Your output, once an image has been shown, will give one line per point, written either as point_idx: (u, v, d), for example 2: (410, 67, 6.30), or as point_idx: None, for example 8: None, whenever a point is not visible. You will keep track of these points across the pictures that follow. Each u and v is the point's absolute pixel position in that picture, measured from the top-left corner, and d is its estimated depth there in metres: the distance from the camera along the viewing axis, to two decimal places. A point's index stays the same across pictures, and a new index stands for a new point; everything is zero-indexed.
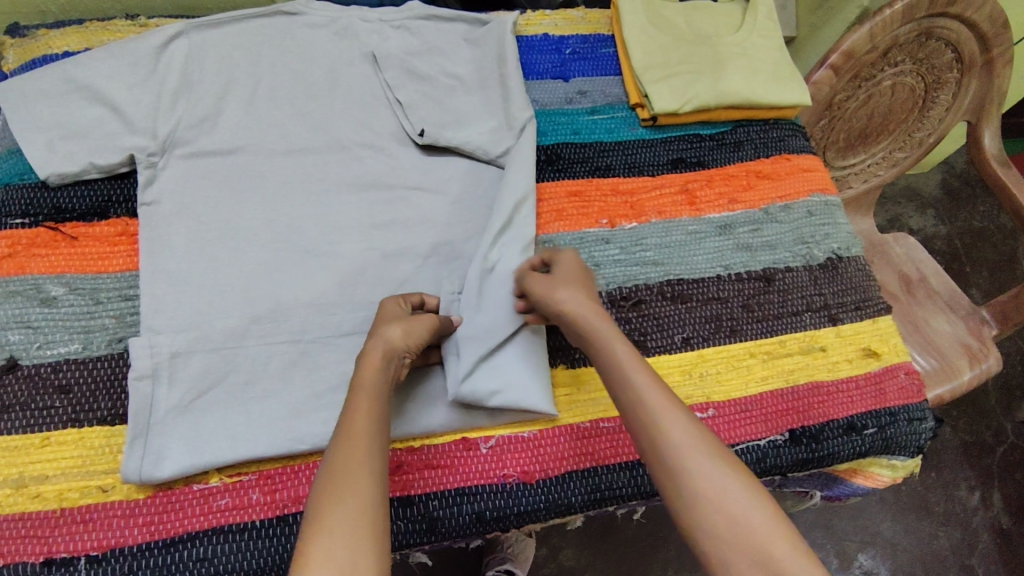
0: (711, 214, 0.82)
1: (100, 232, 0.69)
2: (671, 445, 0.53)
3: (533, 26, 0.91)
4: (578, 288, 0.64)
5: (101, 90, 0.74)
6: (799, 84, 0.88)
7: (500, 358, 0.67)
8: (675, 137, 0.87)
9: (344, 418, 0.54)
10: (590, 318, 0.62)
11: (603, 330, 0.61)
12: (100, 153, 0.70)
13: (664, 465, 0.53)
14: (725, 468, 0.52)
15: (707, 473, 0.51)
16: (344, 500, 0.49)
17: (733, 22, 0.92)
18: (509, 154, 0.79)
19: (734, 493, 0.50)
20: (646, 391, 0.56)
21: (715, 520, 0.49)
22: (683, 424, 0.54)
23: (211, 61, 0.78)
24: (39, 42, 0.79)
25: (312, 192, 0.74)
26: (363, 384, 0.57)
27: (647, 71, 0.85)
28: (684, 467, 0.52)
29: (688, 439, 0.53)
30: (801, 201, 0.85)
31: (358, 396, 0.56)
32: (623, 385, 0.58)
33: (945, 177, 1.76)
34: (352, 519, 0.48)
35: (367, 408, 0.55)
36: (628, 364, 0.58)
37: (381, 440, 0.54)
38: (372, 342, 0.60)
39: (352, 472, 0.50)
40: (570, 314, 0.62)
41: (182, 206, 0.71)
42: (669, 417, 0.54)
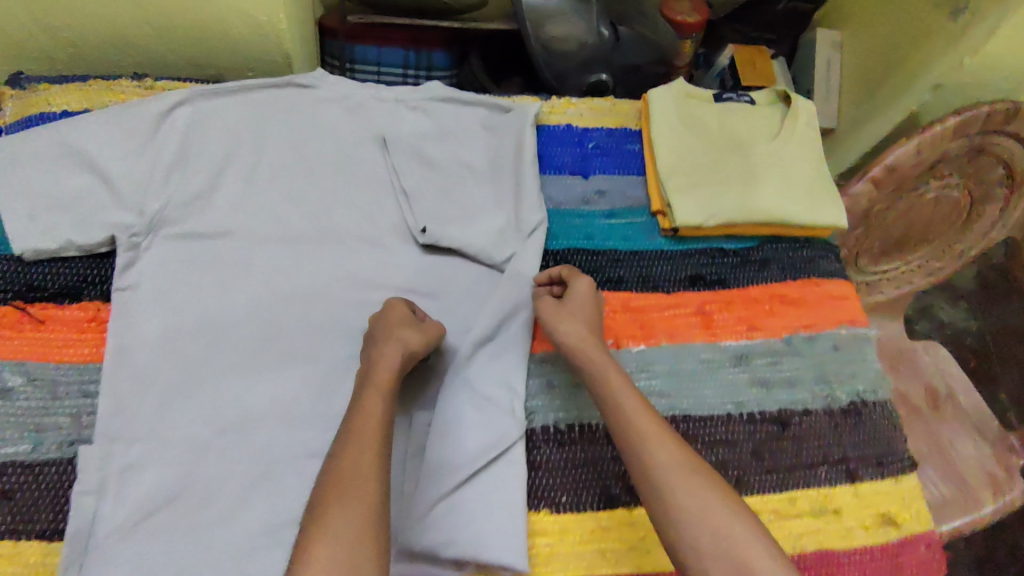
0: (727, 342, 0.76)
1: (69, 317, 0.65)
2: (656, 463, 0.56)
3: (557, 114, 0.86)
4: (584, 321, 0.67)
5: (94, 157, 0.69)
6: (836, 203, 0.82)
7: (476, 497, 0.62)
8: (697, 250, 0.81)
9: (356, 415, 0.56)
10: (592, 352, 0.65)
11: (598, 359, 0.64)
12: (82, 230, 0.67)
13: (649, 486, 0.56)
14: (707, 488, 0.55)
15: (691, 492, 0.54)
16: (347, 498, 0.50)
17: (771, 128, 0.86)
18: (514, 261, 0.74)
19: (716, 511, 0.53)
20: (635, 416, 0.59)
21: (698, 536, 0.52)
22: (668, 444, 0.57)
23: (214, 132, 0.74)
24: (39, 96, 0.75)
25: (300, 287, 0.70)
26: (379, 385, 0.59)
27: (672, 178, 0.79)
28: (668, 488, 0.55)
29: (673, 461, 0.56)
30: (827, 333, 0.79)
31: (370, 398, 0.58)
32: (611, 406, 0.61)
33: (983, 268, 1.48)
34: (353, 521, 0.49)
35: (376, 413, 0.56)
36: (618, 391, 0.61)
37: (386, 444, 0.55)
38: (388, 343, 0.62)
39: (355, 474, 0.52)
40: (573, 348, 0.65)
41: (160, 293, 0.66)
42: (654, 442, 0.57)
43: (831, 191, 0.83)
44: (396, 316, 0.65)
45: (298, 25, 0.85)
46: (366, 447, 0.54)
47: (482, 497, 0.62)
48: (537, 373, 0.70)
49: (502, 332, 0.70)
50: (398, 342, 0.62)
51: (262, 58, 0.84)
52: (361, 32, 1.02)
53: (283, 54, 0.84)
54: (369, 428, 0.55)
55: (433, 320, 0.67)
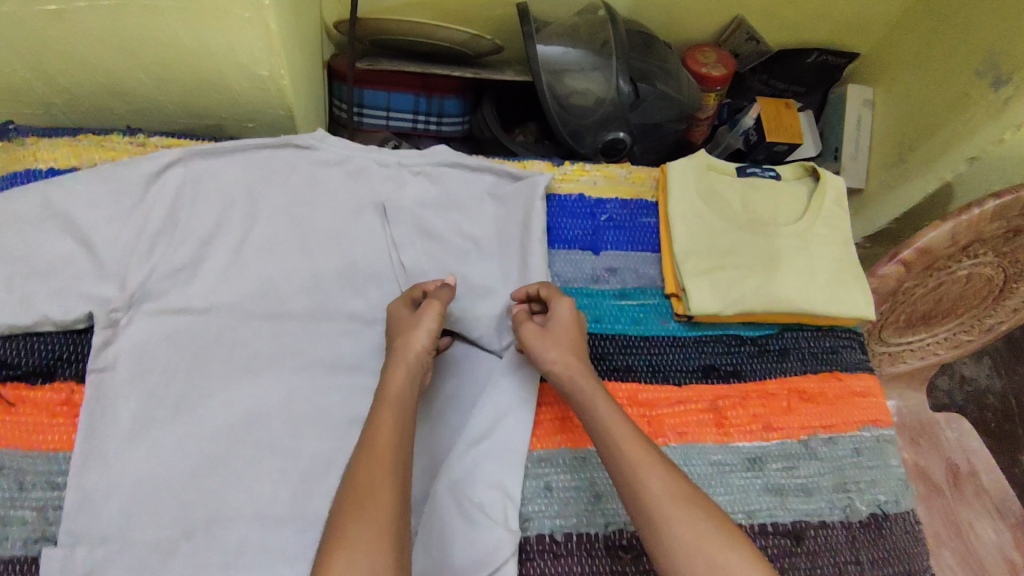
0: (740, 443, 0.71)
1: (41, 398, 0.61)
2: (650, 495, 0.55)
3: (569, 182, 0.81)
4: (568, 344, 0.65)
5: (78, 221, 0.66)
6: (864, 291, 0.76)
7: None
8: (711, 337, 0.76)
9: (370, 429, 0.56)
10: (577, 378, 0.63)
11: (584, 385, 0.63)
12: (59, 304, 0.63)
13: (644, 518, 0.55)
14: (702, 517, 0.54)
15: (683, 515, 0.54)
16: (368, 508, 0.50)
17: (795, 206, 0.81)
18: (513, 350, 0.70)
19: (708, 534, 0.53)
20: (625, 445, 0.58)
21: (692, 559, 0.52)
22: (659, 468, 0.56)
23: (206, 196, 0.70)
24: (26, 150, 0.72)
25: (286, 372, 0.66)
26: (389, 398, 0.59)
27: (689, 259, 0.74)
28: (660, 512, 0.54)
29: (664, 486, 0.55)
30: (848, 435, 0.74)
31: (381, 412, 0.58)
32: (603, 436, 0.59)
33: None
34: (375, 530, 0.49)
35: (390, 426, 0.56)
36: (608, 418, 0.60)
37: (404, 455, 0.55)
38: (397, 356, 0.63)
39: (374, 484, 0.52)
40: (559, 374, 0.64)
41: (139, 375, 0.63)
42: (644, 466, 0.56)
43: (859, 278, 0.77)
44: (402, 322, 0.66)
45: (302, 78, 0.80)
46: (383, 461, 0.54)
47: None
48: (533, 474, 0.66)
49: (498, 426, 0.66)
50: (406, 350, 0.63)
51: (264, 110, 0.79)
52: (371, 77, 0.97)
53: (285, 107, 0.79)
54: (384, 442, 0.55)
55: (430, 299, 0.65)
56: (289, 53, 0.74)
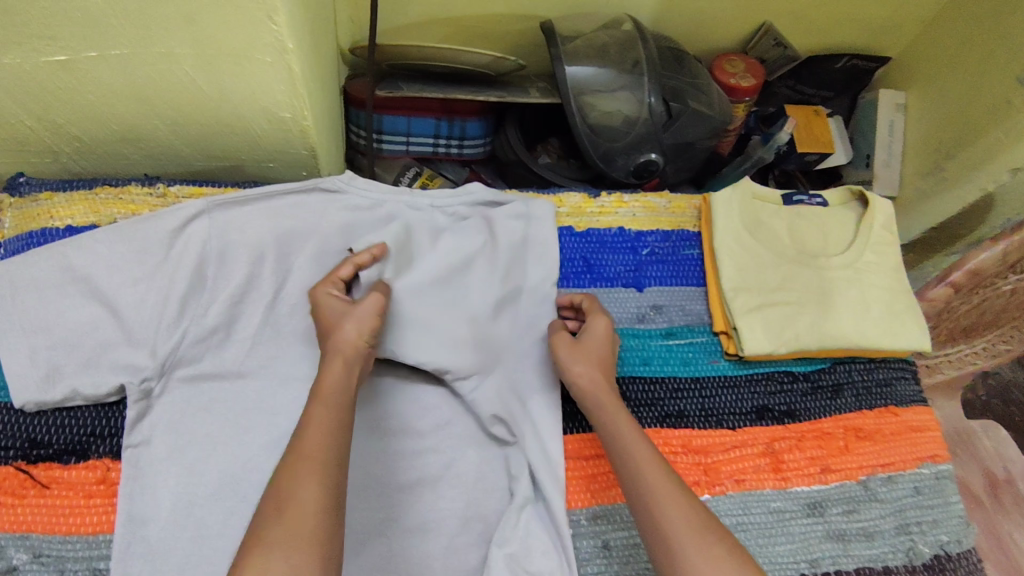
0: (799, 489, 0.68)
1: (77, 477, 0.58)
2: (665, 521, 0.50)
3: (607, 215, 0.78)
4: (598, 363, 0.62)
5: (101, 286, 0.62)
6: (917, 321, 0.74)
7: None
8: (763, 375, 0.73)
9: (301, 429, 0.49)
10: (599, 396, 0.60)
11: (609, 405, 0.59)
12: (89, 378, 0.60)
13: (656, 545, 0.50)
14: (721, 549, 0.48)
15: (699, 548, 0.48)
16: (290, 512, 0.44)
17: (845, 234, 0.78)
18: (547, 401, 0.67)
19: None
20: (645, 468, 0.53)
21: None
22: (682, 502, 0.50)
23: (232, 248, 0.66)
24: (40, 207, 0.68)
25: None
26: (323, 395, 0.52)
27: (739, 295, 0.71)
28: (677, 546, 0.48)
29: (688, 522, 0.49)
30: (908, 474, 0.71)
31: (313, 408, 0.50)
32: (622, 456, 0.55)
33: None
34: (300, 529, 0.43)
35: (323, 421, 0.50)
36: (628, 436, 0.55)
37: (341, 453, 0.48)
38: (327, 354, 0.55)
39: (302, 490, 0.45)
40: (583, 392, 0.61)
41: (176, 448, 0.60)
42: (663, 494, 0.51)
43: (914, 309, 0.74)
44: (335, 312, 0.59)
45: (323, 116, 0.75)
46: (314, 461, 0.47)
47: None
48: (589, 532, 0.63)
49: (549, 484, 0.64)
50: (338, 344, 0.55)
51: (284, 150, 0.74)
52: (390, 103, 0.93)
53: (308, 147, 0.74)
54: (314, 441, 0.48)
55: (370, 292, 0.59)
56: (311, 94, 0.69)
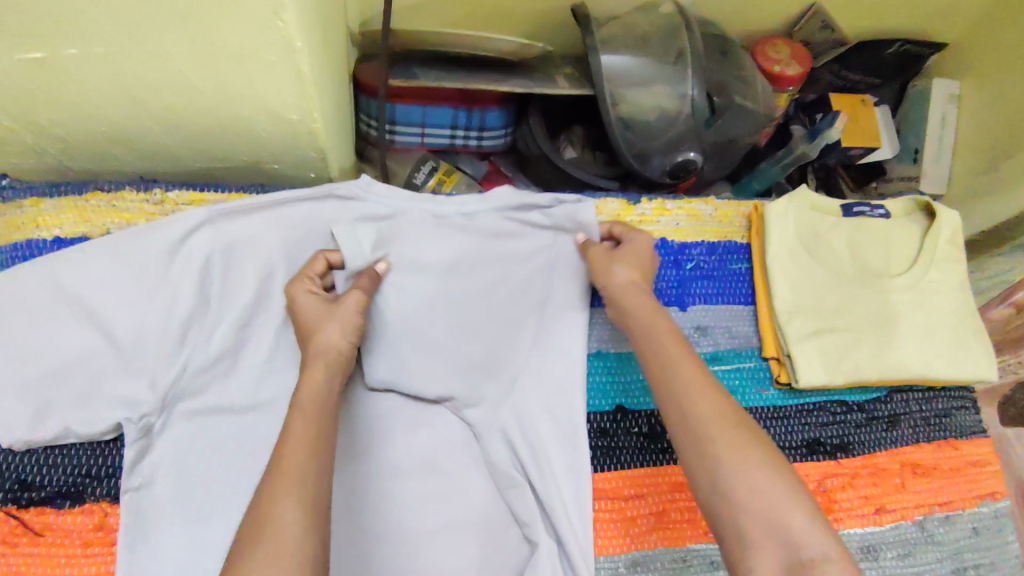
0: (852, 531, 0.63)
1: (72, 525, 0.53)
2: (697, 416, 0.49)
3: (648, 224, 0.72)
4: (637, 263, 0.58)
5: (94, 310, 0.56)
6: (983, 349, 0.68)
7: None
8: (815, 406, 0.67)
9: (280, 441, 0.45)
10: (637, 296, 0.57)
11: (643, 302, 0.56)
12: (84, 413, 0.55)
13: (686, 436, 0.49)
14: (751, 441, 0.48)
15: (730, 440, 0.47)
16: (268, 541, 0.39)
17: (907, 249, 0.71)
18: (573, 441, 0.61)
19: (759, 467, 0.46)
20: (679, 364, 0.52)
21: (736, 491, 0.46)
22: (711, 395, 0.50)
23: (238, 266, 0.60)
24: (26, 215, 0.62)
25: (347, 474, 0.58)
26: (304, 407, 0.48)
27: (794, 320, 0.65)
28: (707, 437, 0.48)
29: (715, 412, 0.49)
30: (966, 514, 0.67)
31: (294, 419, 0.47)
32: (653, 353, 0.53)
33: None
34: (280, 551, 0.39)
35: (301, 437, 0.45)
36: (662, 333, 0.54)
37: (322, 474, 0.44)
38: (311, 358, 0.52)
39: (278, 511, 0.41)
40: (620, 295, 0.57)
41: (182, 491, 0.55)
42: (696, 390, 0.50)
43: (979, 338, 0.69)
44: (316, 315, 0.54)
45: (334, 114, 0.67)
46: (293, 479, 0.43)
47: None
48: None
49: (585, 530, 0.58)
50: (321, 348, 0.52)
51: (292, 151, 0.67)
52: (406, 90, 0.85)
53: (318, 149, 0.66)
54: (293, 457, 0.43)
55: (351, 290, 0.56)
56: (322, 91, 0.61)
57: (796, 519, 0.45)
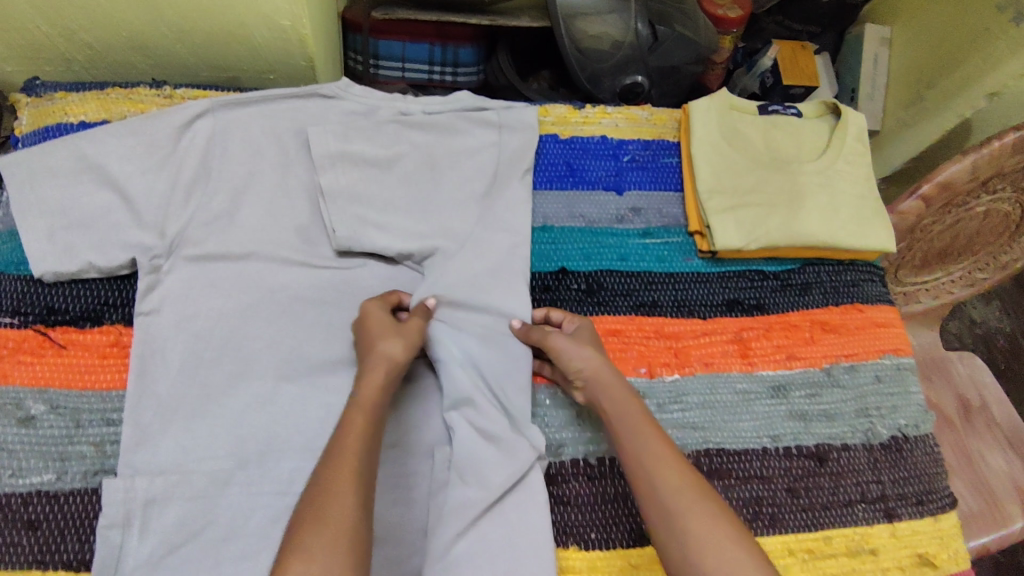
0: (765, 372, 0.73)
1: (91, 341, 0.63)
2: (666, 487, 0.55)
3: (591, 125, 0.82)
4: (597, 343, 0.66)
5: (113, 174, 0.68)
6: (884, 224, 0.78)
7: (481, 530, 0.61)
8: (735, 273, 0.77)
9: (341, 435, 0.54)
10: (607, 377, 0.63)
11: (617, 389, 0.63)
12: (103, 251, 0.65)
13: (658, 509, 0.55)
14: (718, 514, 0.54)
15: (697, 514, 0.53)
16: (324, 518, 0.48)
17: (817, 144, 0.81)
18: (516, 289, 0.71)
19: (725, 537, 0.52)
20: (651, 443, 0.58)
21: (704, 556, 0.51)
22: (678, 468, 0.57)
23: (235, 146, 0.71)
24: (55, 105, 0.73)
25: (324, 312, 0.68)
26: (361, 406, 0.57)
27: (713, 197, 0.76)
28: (675, 507, 0.54)
29: (683, 484, 0.55)
30: (869, 363, 0.76)
31: (354, 414, 0.56)
32: (629, 433, 0.60)
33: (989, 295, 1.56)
34: (329, 537, 0.47)
35: (359, 429, 0.55)
36: (634, 416, 0.61)
37: (371, 459, 0.54)
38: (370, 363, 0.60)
39: (336, 497, 0.49)
40: (590, 383, 0.64)
41: (183, 317, 0.65)
42: (667, 465, 0.56)
43: (881, 212, 0.79)
44: (378, 321, 0.64)
45: (320, 28, 0.79)
46: (349, 466, 0.52)
47: (492, 530, 0.61)
48: (564, 403, 0.69)
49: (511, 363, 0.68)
50: (382, 355, 0.60)
51: (284, 60, 0.79)
52: (386, 27, 0.97)
53: (306, 57, 0.78)
54: (352, 445, 0.53)
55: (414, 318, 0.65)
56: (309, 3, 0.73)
57: None
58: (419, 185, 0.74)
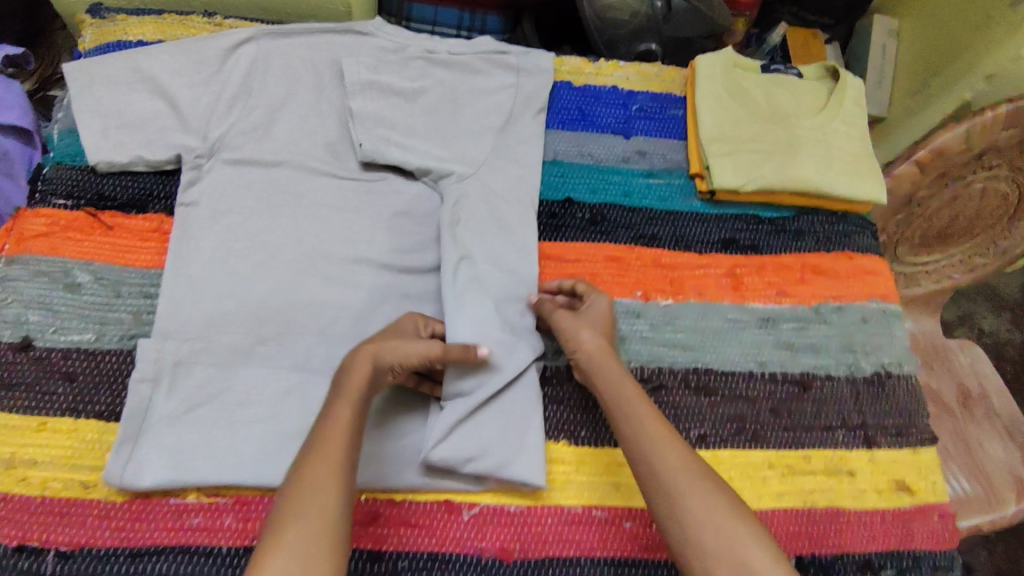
0: (755, 304, 0.77)
1: (135, 225, 0.70)
2: (664, 466, 0.57)
3: (604, 76, 0.88)
4: (601, 331, 0.67)
5: (165, 85, 0.74)
6: (876, 178, 0.82)
7: (479, 419, 0.65)
8: (732, 215, 0.82)
9: (321, 428, 0.56)
10: (605, 358, 0.65)
11: (612, 368, 0.65)
12: (151, 148, 0.72)
13: (658, 487, 0.57)
14: (717, 492, 0.56)
15: (696, 490, 0.56)
16: (308, 508, 0.51)
17: (816, 103, 0.86)
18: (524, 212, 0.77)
19: (722, 514, 0.55)
20: (647, 422, 0.61)
21: (705, 536, 0.54)
22: (676, 446, 0.59)
23: (276, 70, 0.78)
24: (117, 26, 0.81)
25: (346, 219, 0.73)
26: (350, 399, 0.58)
27: (713, 142, 0.81)
28: (675, 484, 0.57)
29: (681, 462, 0.58)
30: (856, 305, 0.79)
31: (341, 407, 0.57)
32: (624, 413, 0.62)
33: (996, 301, 1.57)
34: (311, 530, 0.50)
35: (346, 422, 0.56)
36: (629, 394, 0.62)
37: (353, 458, 0.55)
38: (355, 357, 0.61)
39: (320, 484, 0.52)
40: (583, 359, 0.66)
41: (218, 211, 0.71)
42: (664, 444, 0.59)
43: (874, 167, 0.83)
44: (394, 330, 0.65)
45: None
46: (332, 457, 0.54)
47: (490, 417, 0.65)
48: None
49: (512, 276, 0.73)
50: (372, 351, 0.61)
51: (325, 3, 0.86)
52: None
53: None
54: (335, 443, 0.54)
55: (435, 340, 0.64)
56: None
57: (758, 557, 0.53)
58: (440, 115, 0.80)
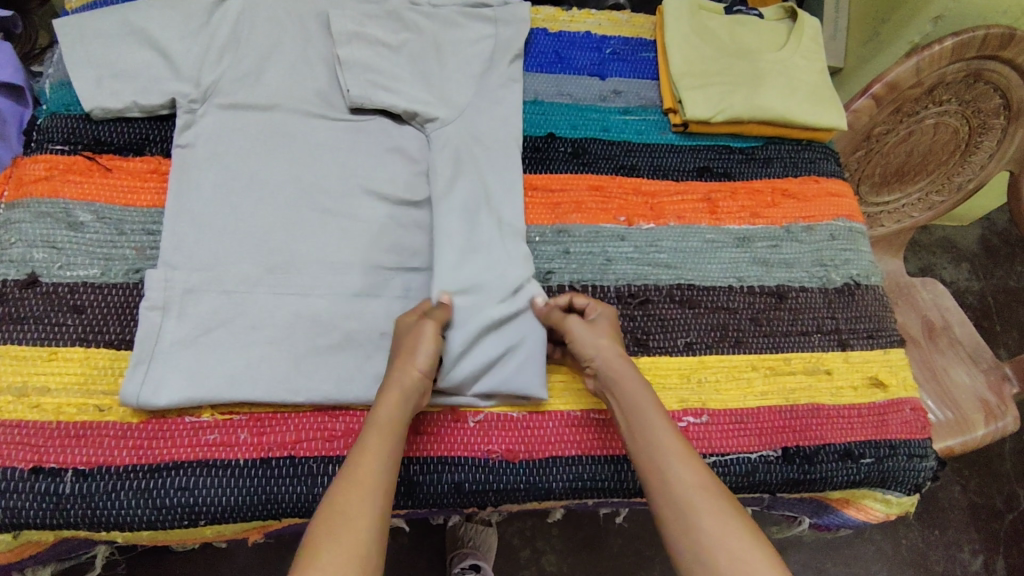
0: (731, 226, 0.82)
1: (134, 168, 0.72)
2: (677, 480, 0.56)
3: (577, 23, 0.92)
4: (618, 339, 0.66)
5: (152, 35, 0.75)
6: (836, 105, 0.87)
7: (483, 346, 0.67)
8: (705, 146, 0.87)
9: (355, 454, 0.56)
10: (622, 366, 0.64)
11: (628, 376, 0.63)
12: (144, 93, 0.74)
13: (670, 502, 0.55)
14: (731, 513, 0.53)
15: (709, 509, 0.53)
16: (339, 535, 0.51)
17: (778, 40, 0.91)
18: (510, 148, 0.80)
19: (733, 535, 0.52)
20: (661, 435, 0.59)
21: (715, 556, 0.51)
22: (690, 462, 0.57)
23: (261, 20, 0.79)
24: None
25: (340, 158, 0.76)
26: (381, 427, 0.58)
27: (684, 78, 0.85)
28: (686, 499, 0.54)
29: (695, 478, 0.56)
30: (825, 224, 0.84)
31: (371, 434, 0.57)
32: (638, 424, 0.60)
33: (959, 249, 1.64)
34: (340, 561, 0.49)
35: (376, 451, 0.56)
36: (643, 403, 0.61)
37: (387, 482, 0.55)
38: (386, 385, 0.60)
39: (351, 513, 0.52)
40: (602, 368, 0.64)
41: (214, 152, 0.73)
42: (676, 457, 0.57)
43: (834, 97, 0.88)
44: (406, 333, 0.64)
45: None
46: (362, 486, 0.54)
47: (493, 340, 0.67)
48: (552, 241, 0.78)
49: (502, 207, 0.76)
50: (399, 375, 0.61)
51: None
52: None
53: None
54: (365, 468, 0.55)
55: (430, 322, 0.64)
56: None
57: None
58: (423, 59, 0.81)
